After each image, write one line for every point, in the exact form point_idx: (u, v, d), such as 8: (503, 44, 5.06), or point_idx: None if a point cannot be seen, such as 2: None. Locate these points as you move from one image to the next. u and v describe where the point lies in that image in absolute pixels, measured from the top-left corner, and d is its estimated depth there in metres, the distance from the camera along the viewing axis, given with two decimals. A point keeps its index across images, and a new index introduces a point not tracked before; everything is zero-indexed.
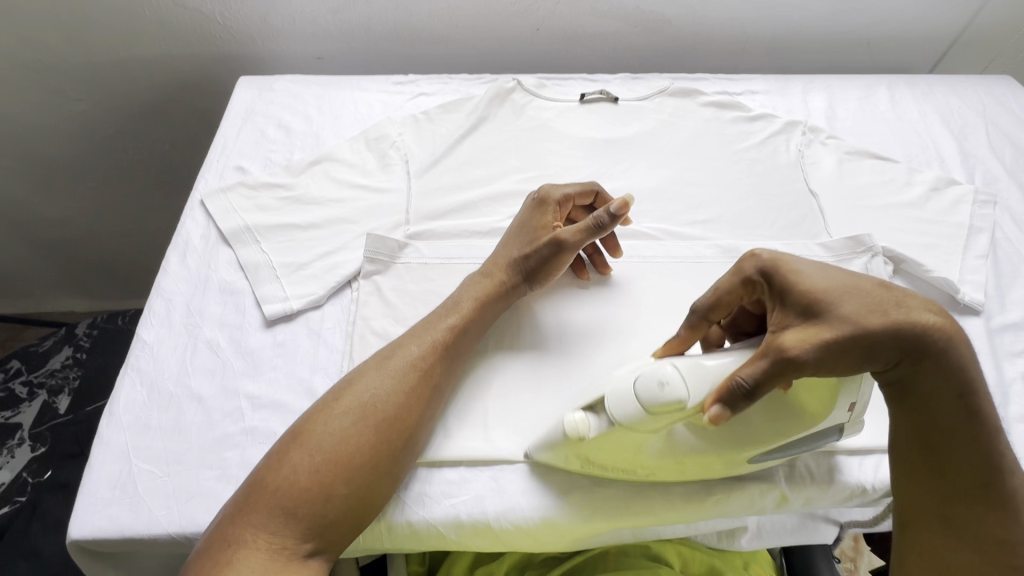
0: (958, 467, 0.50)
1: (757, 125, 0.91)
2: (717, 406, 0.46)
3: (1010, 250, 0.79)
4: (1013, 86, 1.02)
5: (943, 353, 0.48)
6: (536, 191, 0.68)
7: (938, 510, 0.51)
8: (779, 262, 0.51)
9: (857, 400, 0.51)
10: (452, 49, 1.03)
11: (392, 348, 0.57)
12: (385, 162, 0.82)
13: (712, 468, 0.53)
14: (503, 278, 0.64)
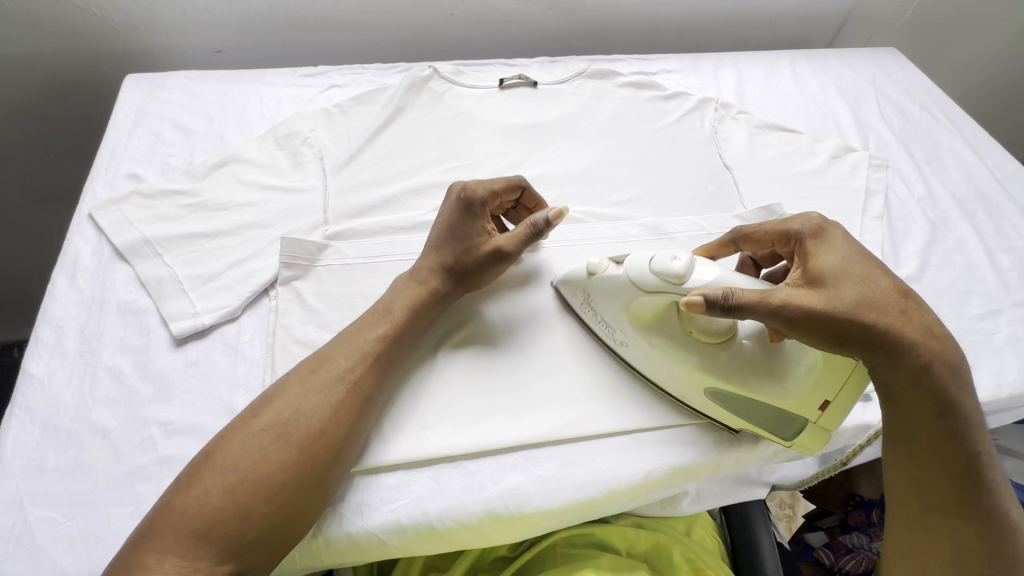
0: (934, 483, 0.51)
1: (673, 104, 0.93)
2: (699, 298, 0.49)
3: (902, 209, 0.85)
4: (897, 57, 1.10)
5: (931, 370, 0.50)
6: (460, 190, 0.63)
7: (916, 516, 0.52)
8: (821, 238, 0.55)
9: (834, 404, 0.53)
10: (365, 38, 0.99)
11: (318, 358, 0.55)
12: (298, 161, 0.77)
13: (675, 379, 0.59)
14: (434, 283, 0.61)
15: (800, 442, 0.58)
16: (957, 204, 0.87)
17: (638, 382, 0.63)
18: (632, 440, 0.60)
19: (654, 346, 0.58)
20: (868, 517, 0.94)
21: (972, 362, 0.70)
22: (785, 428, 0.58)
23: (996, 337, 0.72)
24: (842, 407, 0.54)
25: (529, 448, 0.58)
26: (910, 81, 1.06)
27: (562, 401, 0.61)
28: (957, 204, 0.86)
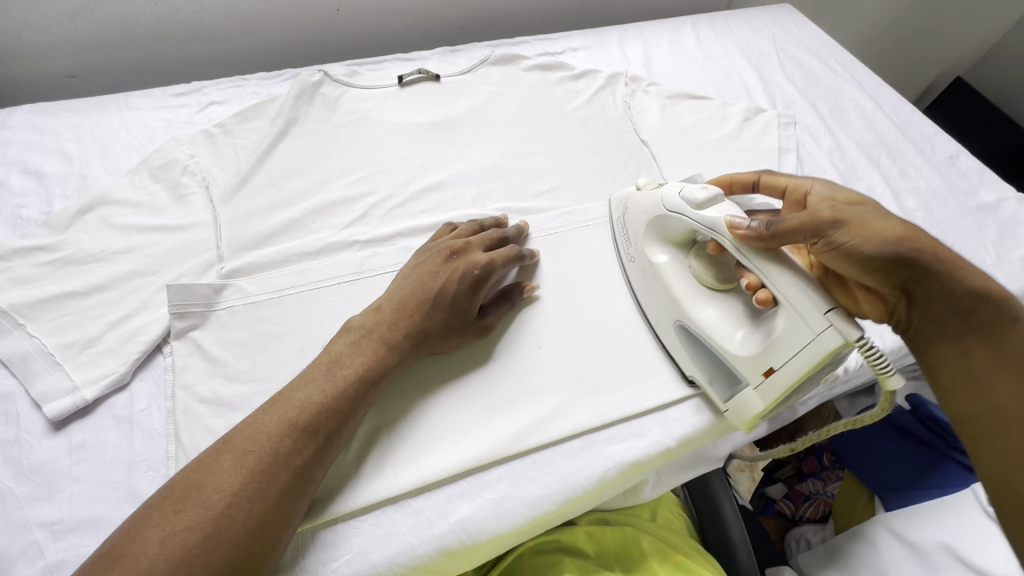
0: (1005, 404, 0.48)
1: (583, 83, 0.91)
2: (740, 222, 0.52)
3: (814, 163, 0.87)
4: (792, 13, 1.13)
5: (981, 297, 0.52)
6: (460, 248, 0.61)
7: (996, 451, 0.47)
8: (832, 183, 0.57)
9: (776, 376, 0.52)
10: (244, 44, 0.90)
11: (251, 423, 0.47)
12: (179, 193, 0.69)
13: (659, 304, 0.63)
14: (401, 333, 0.55)
15: (735, 411, 0.58)
16: (862, 151, 0.89)
17: (576, 384, 0.60)
18: (585, 443, 0.57)
19: (655, 264, 0.63)
20: (819, 462, 0.99)
21: None
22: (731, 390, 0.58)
23: None
24: (782, 384, 0.52)
25: (480, 473, 0.55)
26: (806, 35, 1.08)
27: (509, 414, 0.58)
28: (863, 153, 0.89)
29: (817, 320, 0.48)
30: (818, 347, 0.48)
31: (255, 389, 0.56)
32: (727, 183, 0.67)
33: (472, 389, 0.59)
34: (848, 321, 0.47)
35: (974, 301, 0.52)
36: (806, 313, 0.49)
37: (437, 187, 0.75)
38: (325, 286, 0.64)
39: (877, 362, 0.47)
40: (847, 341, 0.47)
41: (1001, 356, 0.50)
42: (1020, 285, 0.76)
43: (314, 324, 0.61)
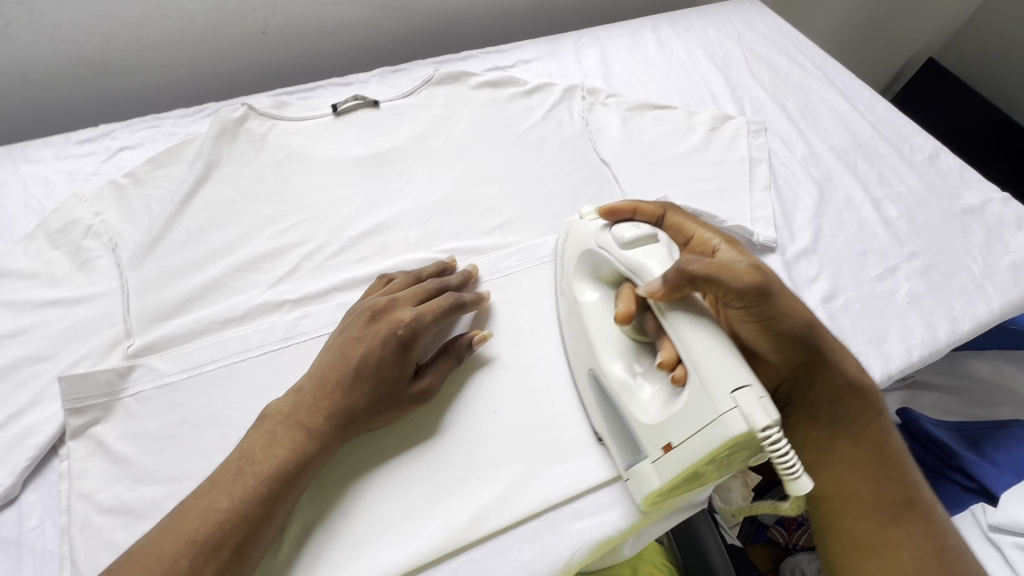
0: (860, 487, 0.54)
1: (537, 99, 0.84)
2: (652, 274, 0.47)
3: (787, 173, 0.81)
4: (757, 7, 1.06)
5: (870, 393, 0.55)
6: (381, 307, 0.53)
7: (846, 523, 0.54)
8: (738, 242, 0.55)
9: (672, 454, 0.46)
10: (161, 76, 0.82)
11: (146, 547, 0.40)
12: (81, 258, 0.61)
13: (578, 350, 0.57)
14: (323, 417, 0.48)
15: (635, 481, 0.51)
16: (838, 156, 0.84)
17: (536, 451, 0.54)
18: (547, 521, 0.51)
19: (581, 302, 0.57)
20: None
21: (880, 331, 0.67)
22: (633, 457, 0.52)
23: (897, 296, 0.70)
24: (677, 465, 0.45)
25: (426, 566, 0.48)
26: (773, 31, 1.02)
27: (458, 494, 0.51)
28: (838, 158, 0.84)
29: (722, 400, 0.42)
30: (717, 432, 0.42)
31: (167, 491, 0.49)
32: (631, 213, 0.58)
33: (419, 467, 0.52)
34: (756, 406, 0.41)
35: (849, 392, 0.55)
36: (712, 388, 0.43)
37: (378, 230, 0.68)
38: (250, 357, 0.57)
39: (783, 462, 0.41)
40: (750, 429, 0.41)
41: (858, 445, 0.55)
42: (1010, 296, 0.71)
43: (237, 404, 0.54)
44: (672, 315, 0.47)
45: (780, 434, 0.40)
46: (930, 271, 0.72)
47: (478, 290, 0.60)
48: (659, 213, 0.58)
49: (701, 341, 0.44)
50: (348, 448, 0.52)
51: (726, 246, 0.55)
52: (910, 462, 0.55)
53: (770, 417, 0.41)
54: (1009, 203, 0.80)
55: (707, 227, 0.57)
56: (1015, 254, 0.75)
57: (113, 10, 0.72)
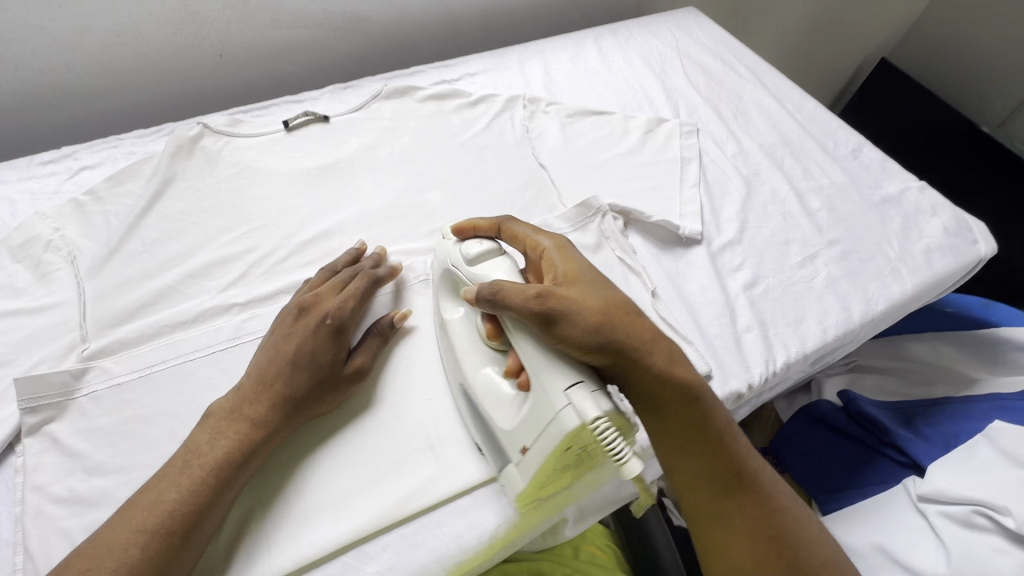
0: (688, 468, 0.51)
1: (480, 109, 0.88)
2: (473, 290, 0.52)
3: (717, 171, 0.86)
4: (696, 16, 1.12)
5: (682, 394, 0.51)
6: (302, 301, 0.58)
7: (701, 515, 0.51)
8: (565, 245, 0.57)
9: (529, 456, 0.49)
10: (124, 99, 0.87)
11: (96, 538, 0.44)
12: (41, 270, 0.65)
13: (450, 366, 0.59)
14: (266, 407, 0.52)
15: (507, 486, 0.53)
16: (766, 153, 0.89)
17: (467, 434, 0.58)
18: (476, 498, 0.55)
19: (449, 320, 0.59)
20: None
21: (798, 313, 0.71)
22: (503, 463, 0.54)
23: (816, 281, 0.74)
24: (535, 463, 0.48)
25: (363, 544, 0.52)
26: (710, 38, 1.08)
27: (392, 476, 0.55)
28: (766, 155, 0.89)
29: (557, 399, 0.45)
30: (556, 429, 0.45)
31: (117, 481, 0.53)
32: (472, 232, 0.60)
33: (356, 453, 0.56)
34: (589, 401, 0.44)
35: (661, 384, 0.50)
36: (551, 389, 0.46)
37: (324, 236, 0.72)
38: (199, 357, 0.61)
39: (611, 449, 0.43)
40: (582, 424, 0.44)
41: (693, 429, 0.51)
42: (923, 278, 0.75)
43: (185, 401, 0.58)
44: (516, 334, 0.50)
45: (606, 425, 0.43)
46: (848, 256, 0.77)
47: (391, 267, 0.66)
48: (494, 228, 0.61)
49: (533, 349, 0.49)
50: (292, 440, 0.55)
51: (552, 249, 0.56)
52: (744, 438, 0.53)
53: (600, 409, 0.44)
54: (926, 191, 0.85)
55: (542, 234, 0.58)
56: (930, 239, 0.80)
57: (74, 40, 0.77)
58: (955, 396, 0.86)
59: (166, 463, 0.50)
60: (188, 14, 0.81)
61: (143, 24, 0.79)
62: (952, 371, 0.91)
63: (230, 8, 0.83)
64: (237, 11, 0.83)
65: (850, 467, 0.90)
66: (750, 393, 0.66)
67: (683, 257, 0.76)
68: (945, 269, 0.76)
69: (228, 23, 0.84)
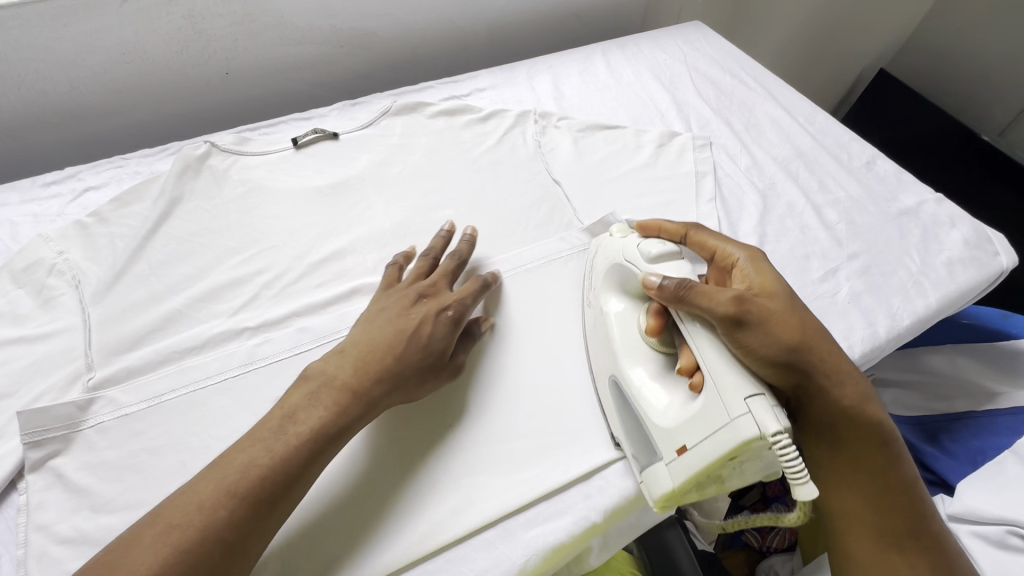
0: (862, 514, 0.54)
1: (491, 124, 0.87)
2: (655, 280, 0.53)
3: (732, 185, 0.85)
4: (702, 30, 1.12)
5: (856, 432, 0.54)
6: (427, 287, 0.61)
7: (857, 549, 0.54)
8: (760, 255, 0.58)
9: (687, 457, 0.48)
10: (128, 118, 0.85)
11: (187, 492, 0.44)
12: (44, 296, 0.62)
13: (602, 356, 0.60)
14: (370, 381, 0.53)
15: (648, 484, 0.53)
16: (780, 167, 0.88)
17: (490, 462, 0.56)
18: (501, 531, 0.53)
19: (607, 311, 0.60)
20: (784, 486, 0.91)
21: None
22: (647, 459, 0.54)
23: (839, 296, 0.73)
24: (693, 468, 0.47)
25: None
26: (718, 52, 1.07)
27: (414, 508, 0.52)
28: (780, 168, 0.88)
29: (736, 405, 0.45)
30: (728, 435, 0.44)
31: (126, 519, 0.50)
32: (656, 232, 0.65)
33: (388, 482, 0.54)
34: (769, 414, 0.43)
35: (844, 422, 0.53)
36: (728, 394, 0.45)
37: (335, 256, 0.70)
38: (209, 385, 0.58)
39: (790, 467, 0.42)
40: (760, 435, 0.43)
41: (867, 472, 0.54)
42: (946, 291, 0.74)
43: (195, 432, 0.56)
44: (691, 326, 0.51)
45: (789, 442, 0.42)
46: (870, 271, 0.76)
47: (492, 270, 0.67)
48: (682, 233, 0.64)
49: (714, 346, 0.49)
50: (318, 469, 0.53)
51: (746, 261, 0.57)
52: (910, 476, 0.55)
53: (782, 426, 0.43)
54: (943, 203, 0.84)
55: (732, 243, 0.60)
56: (950, 251, 0.78)
57: (78, 59, 0.75)
58: (978, 411, 0.85)
59: (259, 423, 0.49)
60: (195, 32, 0.79)
61: (148, 42, 0.78)
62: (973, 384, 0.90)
63: (236, 25, 0.81)
64: (244, 29, 0.82)
65: None
66: None
67: None
68: (968, 282, 0.75)
69: (235, 40, 0.83)
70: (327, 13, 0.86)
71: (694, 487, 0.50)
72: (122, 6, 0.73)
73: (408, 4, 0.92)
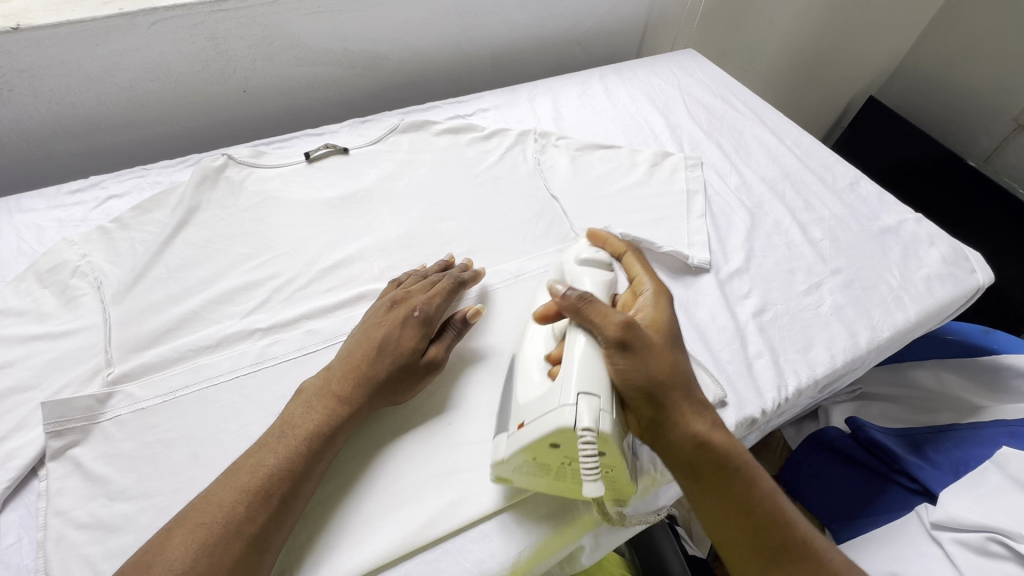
0: (734, 536, 0.52)
1: (493, 142, 0.92)
2: (559, 289, 0.56)
3: (721, 203, 0.89)
4: (695, 57, 1.18)
5: (723, 455, 0.52)
6: (391, 296, 0.64)
7: (740, 574, 0.53)
8: (666, 293, 0.60)
9: (523, 432, 0.51)
10: (149, 131, 0.90)
11: (206, 496, 0.47)
12: (67, 296, 0.66)
13: (517, 343, 0.64)
14: (352, 385, 0.56)
15: (495, 449, 0.55)
16: (768, 186, 0.92)
17: (485, 458, 0.59)
18: (497, 524, 0.55)
19: (534, 304, 0.65)
20: None
21: (807, 339, 0.73)
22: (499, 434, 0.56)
23: (822, 308, 0.76)
24: (522, 442, 0.50)
25: (407, 558, 0.52)
26: (710, 78, 1.13)
27: (413, 501, 0.55)
28: (768, 187, 0.92)
29: (569, 394, 0.49)
30: (552, 419, 0.48)
31: (139, 506, 0.53)
32: (603, 242, 0.67)
33: (388, 472, 0.56)
34: (591, 411, 0.48)
35: (693, 453, 0.52)
36: (569, 382, 0.49)
37: (343, 263, 0.74)
38: (222, 382, 0.61)
39: (585, 460, 0.46)
40: (617, 426, 0.47)
41: (728, 501, 0.52)
42: (925, 305, 0.78)
43: (208, 425, 0.58)
44: (573, 332, 0.53)
45: (591, 437, 0.46)
46: (852, 284, 0.79)
47: (476, 271, 0.70)
48: (621, 251, 0.66)
49: (586, 347, 0.52)
50: (345, 453, 0.57)
51: (649, 295, 0.60)
52: (783, 498, 0.54)
53: (595, 425, 0.47)
54: (922, 222, 0.88)
55: (648, 276, 0.63)
56: (929, 267, 0.82)
57: (106, 75, 0.80)
58: (962, 423, 0.87)
59: (265, 433, 0.53)
60: (216, 53, 0.85)
61: (171, 61, 0.83)
62: (958, 397, 0.92)
63: (255, 47, 0.87)
64: (262, 50, 0.87)
65: (863, 494, 0.92)
66: (764, 418, 0.66)
67: (693, 285, 0.78)
68: (946, 297, 0.79)
69: (254, 61, 0.88)
70: (341, 37, 0.92)
71: (523, 467, 0.53)
72: (150, 28, 0.78)
73: (417, 29, 0.97)
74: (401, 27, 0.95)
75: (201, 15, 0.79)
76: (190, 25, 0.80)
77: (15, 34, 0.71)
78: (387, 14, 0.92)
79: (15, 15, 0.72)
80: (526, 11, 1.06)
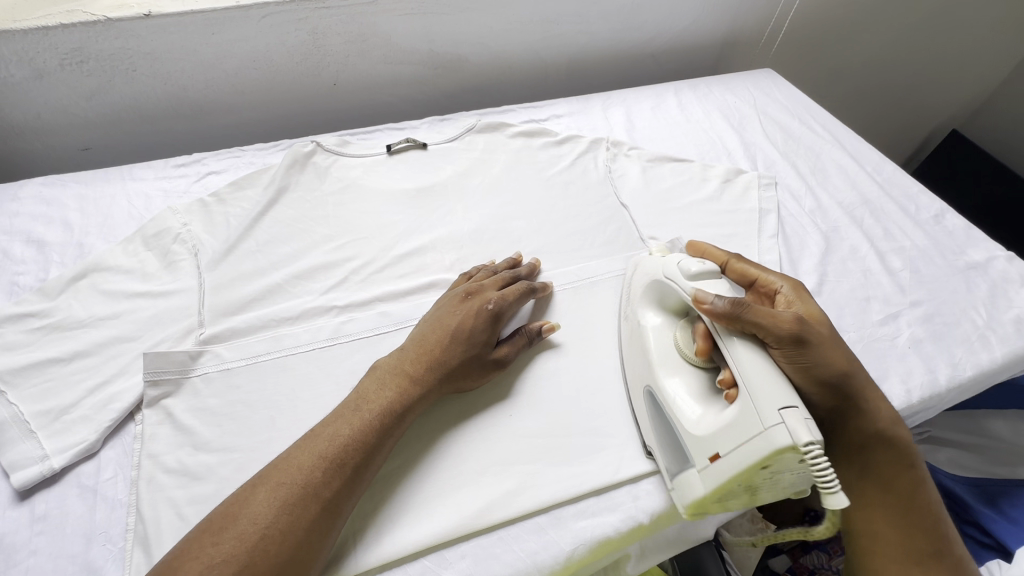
0: (886, 532, 0.56)
1: (565, 147, 0.93)
2: (706, 298, 0.53)
3: (795, 224, 0.88)
4: (774, 77, 1.16)
5: (899, 447, 0.58)
6: (463, 287, 0.66)
7: (874, 563, 0.56)
8: (803, 288, 0.61)
9: (721, 464, 0.49)
10: (247, 115, 0.97)
11: (285, 459, 0.49)
12: (169, 259, 0.71)
13: (637, 368, 0.62)
14: (424, 368, 0.58)
15: (681, 491, 0.55)
16: (845, 212, 0.90)
17: (543, 453, 0.59)
18: (552, 518, 0.56)
19: (643, 326, 0.62)
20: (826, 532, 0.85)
21: (881, 370, 0.70)
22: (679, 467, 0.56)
23: (899, 340, 0.73)
24: (725, 474, 0.49)
25: (466, 541, 0.54)
26: (787, 98, 1.11)
27: (473, 485, 0.56)
28: (846, 212, 0.90)
29: (771, 415, 0.46)
30: (763, 444, 0.45)
31: (220, 459, 0.56)
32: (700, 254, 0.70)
33: (451, 454, 0.58)
34: (802, 425, 0.44)
35: (877, 443, 0.57)
36: (762, 404, 0.47)
37: (416, 252, 0.77)
38: (299, 352, 0.65)
39: (820, 474, 0.43)
40: (794, 444, 0.44)
41: (889, 491, 0.57)
42: (1013, 347, 0.74)
43: (284, 391, 0.62)
44: (732, 345, 0.51)
45: (820, 452, 0.43)
46: (932, 319, 0.76)
47: (544, 283, 0.72)
48: (723, 260, 0.68)
49: (757, 366, 0.49)
50: (412, 433, 0.59)
51: (790, 290, 0.62)
52: (942, 511, 0.57)
53: (815, 437, 0.44)
54: (1014, 261, 0.83)
55: (772, 273, 0.64)
56: (1019, 309, 0.78)
57: (217, 62, 0.87)
58: None
59: (340, 403, 0.56)
60: (315, 47, 0.90)
61: (275, 54, 0.89)
62: None
63: (350, 43, 0.91)
64: (356, 47, 0.92)
65: None
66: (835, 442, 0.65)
67: None
68: None
69: (347, 56, 0.93)
70: (428, 39, 0.96)
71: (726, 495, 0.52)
72: (261, 21, 0.83)
73: (500, 35, 1.01)
74: (486, 31, 0.99)
75: (307, 11, 0.84)
76: (296, 20, 0.85)
77: (146, 20, 0.78)
78: (473, 19, 0.96)
79: (146, 3, 0.79)
80: (606, 22, 1.07)
